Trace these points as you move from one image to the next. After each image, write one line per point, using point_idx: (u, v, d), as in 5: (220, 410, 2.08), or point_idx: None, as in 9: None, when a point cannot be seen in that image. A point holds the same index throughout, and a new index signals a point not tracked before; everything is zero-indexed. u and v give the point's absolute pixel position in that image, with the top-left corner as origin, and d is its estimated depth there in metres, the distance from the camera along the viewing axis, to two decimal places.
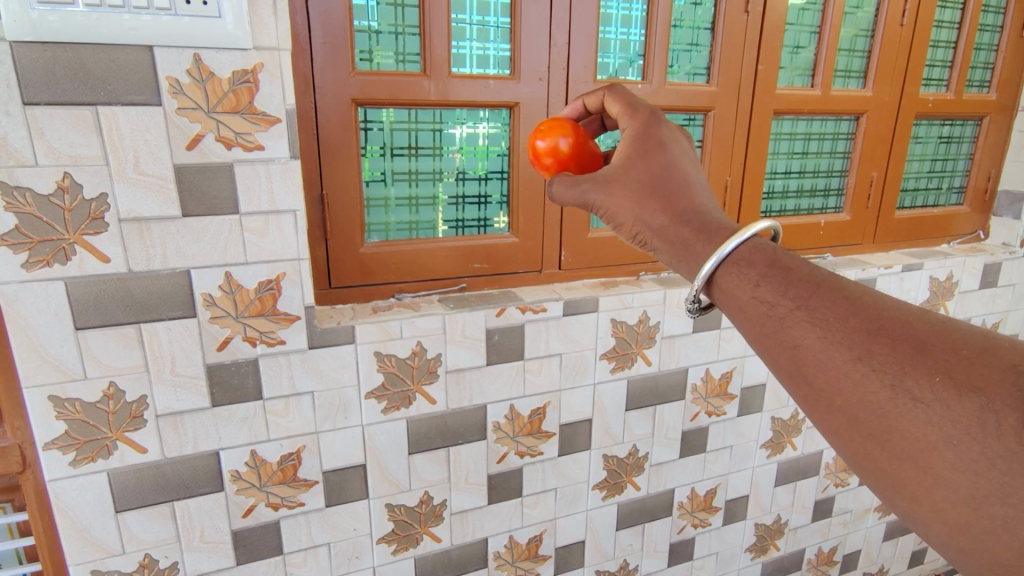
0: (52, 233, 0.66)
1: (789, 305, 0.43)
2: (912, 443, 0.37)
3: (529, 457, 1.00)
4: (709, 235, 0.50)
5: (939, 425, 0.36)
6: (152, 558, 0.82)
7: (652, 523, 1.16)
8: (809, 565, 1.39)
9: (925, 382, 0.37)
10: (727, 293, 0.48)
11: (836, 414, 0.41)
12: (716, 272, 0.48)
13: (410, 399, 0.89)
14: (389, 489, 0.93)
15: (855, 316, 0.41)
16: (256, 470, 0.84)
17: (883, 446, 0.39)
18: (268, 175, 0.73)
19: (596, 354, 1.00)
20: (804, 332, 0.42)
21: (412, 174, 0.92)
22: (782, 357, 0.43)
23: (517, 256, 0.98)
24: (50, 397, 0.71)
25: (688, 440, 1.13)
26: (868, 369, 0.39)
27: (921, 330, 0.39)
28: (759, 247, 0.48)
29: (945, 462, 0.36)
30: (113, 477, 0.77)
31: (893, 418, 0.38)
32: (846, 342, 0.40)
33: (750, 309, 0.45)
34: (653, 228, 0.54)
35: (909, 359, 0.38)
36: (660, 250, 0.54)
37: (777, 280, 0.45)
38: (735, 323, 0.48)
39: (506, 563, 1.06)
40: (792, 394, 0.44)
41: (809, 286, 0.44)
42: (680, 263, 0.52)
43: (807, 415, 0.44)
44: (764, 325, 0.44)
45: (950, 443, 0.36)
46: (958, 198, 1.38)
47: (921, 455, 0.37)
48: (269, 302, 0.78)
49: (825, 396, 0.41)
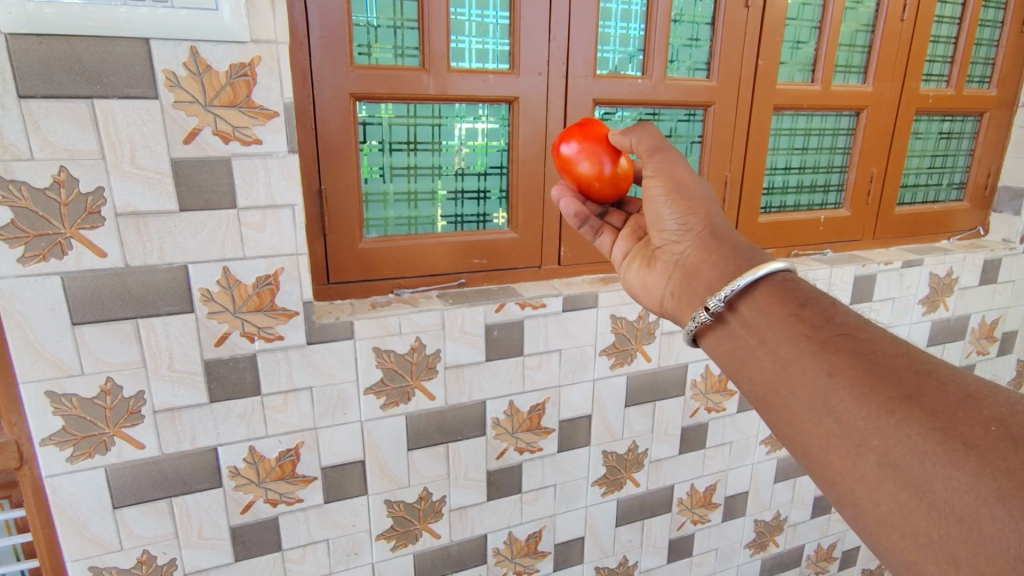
0: (48, 227, 0.66)
1: (831, 332, 0.44)
2: (953, 495, 0.34)
3: (529, 453, 1.00)
4: None
5: (990, 478, 0.34)
6: (151, 554, 0.81)
7: (651, 519, 1.15)
8: (809, 561, 1.39)
9: (979, 430, 0.35)
10: (757, 312, 0.48)
11: (865, 457, 0.39)
12: (752, 288, 0.50)
13: (409, 394, 0.89)
14: (389, 485, 0.92)
15: (903, 357, 0.41)
16: (255, 466, 0.83)
17: (920, 497, 0.36)
18: (266, 169, 0.73)
19: (596, 350, 0.99)
20: (844, 358, 0.42)
21: (412, 169, 0.91)
22: (809, 385, 0.43)
23: (518, 252, 0.98)
24: (48, 393, 0.71)
25: (688, 435, 1.13)
26: (915, 405, 0.38)
27: (969, 381, 0.39)
28: (799, 282, 0.50)
29: (994, 520, 0.33)
30: (111, 472, 0.76)
31: (934, 467, 0.35)
32: (895, 378, 0.39)
33: (787, 326, 0.46)
34: (700, 226, 0.58)
35: (959, 404, 0.37)
36: (690, 252, 0.58)
37: (820, 309, 0.46)
38: (759, 344, 0.47)
39: (507, 559, 1.05)
40: (809, 434, 0.42)
41: (851, 322, 0.45)
42: (710, 263, 0.55)
43: (819, 460, 0.42)
44: (798, 347, 0.44)
45: (1002, 498, 0.33)
46: (959, 194, 1.38)
47: (967, 510, 0.34)
48: (268, 297, 0.77)
49: (858, 434, 0.39)
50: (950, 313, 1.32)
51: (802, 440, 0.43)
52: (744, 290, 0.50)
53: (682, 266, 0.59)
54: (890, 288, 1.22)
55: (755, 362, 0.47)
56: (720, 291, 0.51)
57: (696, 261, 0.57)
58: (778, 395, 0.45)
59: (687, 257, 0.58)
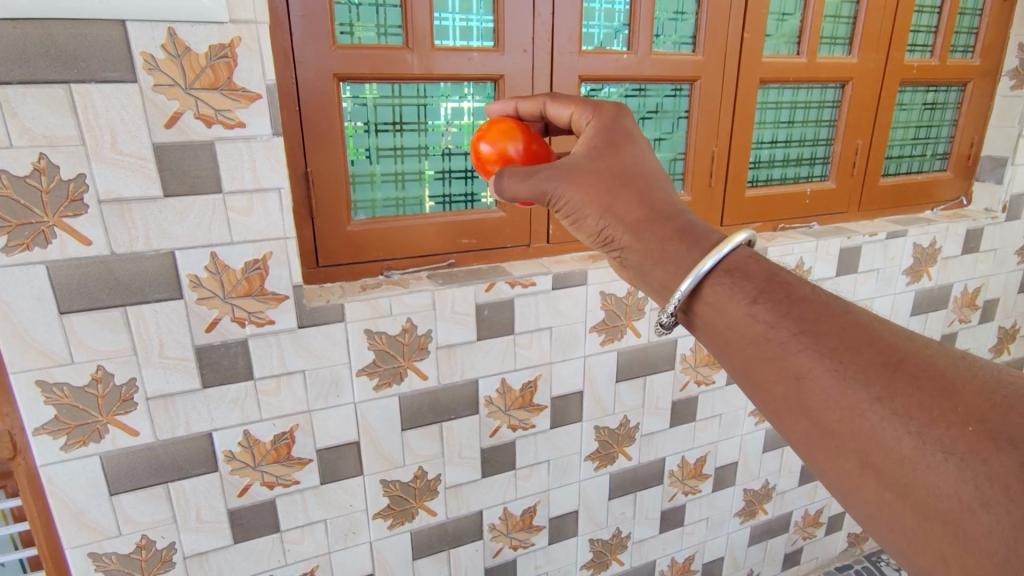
0: (30, 216, 0.65)
1: (793, 330, 0.43)
2: (936, 497, 0.36)
3: (522, 430, 1.01)
4: (695, 244, 0.51)
5: (971, 481, 0.34)
6: (150, 539, 0.82)
7: (643, 491, 1.18)
8: (797, 527, 1.42)
9: (956, 431, 0.36)
10: (716, 312, 0.48)
11: (846, 457, 0.40)
12: (705, 287, 0.49)
13: (401, 375, 0.89)
14: (384, 465, 0.93)
15: (870, 349, 0.41)
16: (250, 449, 0.84)
17: (904, 499, 0.37)
18: (250, 152, 0.72)
19: (586, 326, 1.00)
20: (809, 359, 0.42)
21: (398, 150, 0.91)
22: (782, 387, 0.43)
23: (506, 230, 0.98)
24: (38, 382, 0.71)
25: (679, 408, 1.15)
26: (890, 406, 0.38)
27: (942, 368, 0.39)
28: (754, 264, 0.48)
29: (978, 524, 0.34)
30: (106, 459, 0.77)
31: (915, 470, 0.36)
32: (863, 378, 0.39)
33: (746, 328, 0.46)
34: (626, 223, 0.55)
35: (933, 402, 0.37)
36: (630, 253, 0.55)
37: (777, 298, 0.45)
38: (727, 345, 0.47)
39: (502, 534, 1.07)
40: (791, 430, 0.43)
41: (811, 310, 0.44)
42: (654, 263, 0.53)
43: (806, 455, 0.43)
44: (763, 350, 0.44)
45: (986, 504, 0.34)
46: (942, 164, 1.39)
47: (950, 513, 0.35)
48: (257, 282, 0.77)
49: (837, 436, 0.40)
50: (934, 283, 1.34)
51: (786, 435, 0.44)
52: (696, 290, 0.49)
53: (631, 268, 0.56)
54: (874, 259, 1.24)
55: (728, 361, 0.48)
56: (675, 296, 0.50)
57: (641, 261, 0.54)
58: (756, 396, 0.46)
59: (628, 258, 0.56)
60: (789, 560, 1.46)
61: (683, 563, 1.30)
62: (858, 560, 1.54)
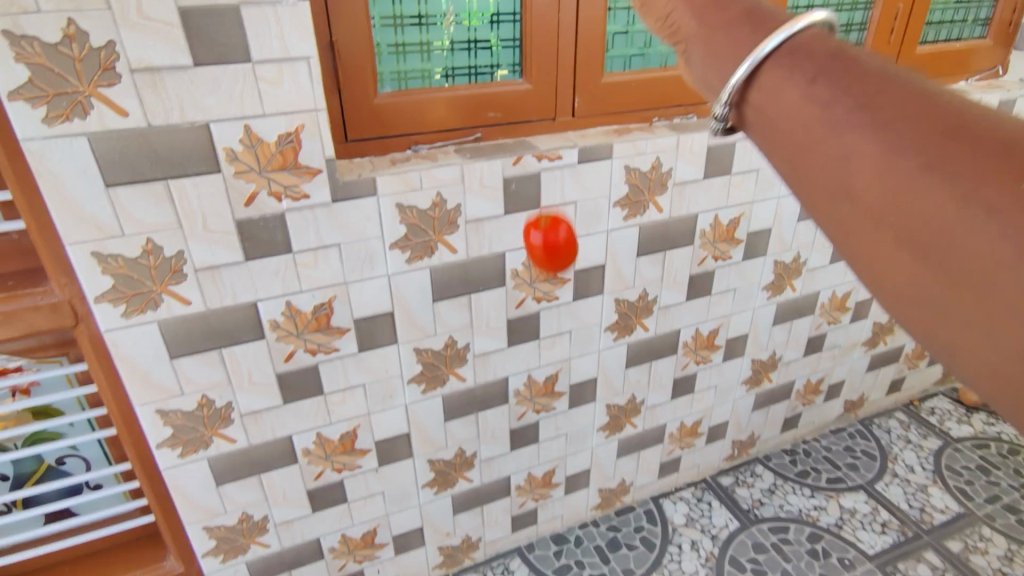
0: (66, 85, 0.66)
1: (844, 102, 0.44)
2: (959, 241, 0.38)
3: (546, 302, 1.06)
4: (757, 28, 0.51)
5: (992, 222, 0.36)
6: (210, 398, 0.90)
7: (658, 361, 1.24)
8: (798, 394, 1.52)
9: (984, 177, 0.37)
10: (770, 98, 0.49)
11: (878, 221, 0.42)
12: (761, 73, 0.50)
13: (432, 248, 0.93)
14: (416, 334, 0.99)
15: (914, 112, 0.41)
16: (292, 319, 0.89)
17: (928, 253, 0.40)
18: (277, 18, 0.71)
19: (610, 201, 1.02)
20: (852, 128, 0.43)
21: (422, 18, 0.89)
22: (826, 162, 0.45)
23: (532, 103, 0.97)
24: (94, 252, 0.75)
25: (696, 282, 1.19)
26: (930, 166, 0.39)
27: (1008, 129, 0.38)
28: (815, 43, 0.48)
29: (997, 261, 0.36)
30: (163, 326, 0.83)
31: (941, 220, 0.38)
32: (902, 140, 0.40)
33: (797, 108, 0.47)
34: (693, 9, 0.56)
35: (968, 154, 0.38)
36: (694, 47, 0.56)
37: (830, 75, 0.46)
38: (778, 129, 0.49)
39: (526, 399, 1.15)
40: (832, 210, 0.46)
41: (874, 85, 0.44)
42: (713, 57, 0.54)
43: (841, 233, 0.46)
44: (809, 128, 0.46)
45: (1003, 240, 0.36)
46: (982, 31, 1.33)
47: (971, 254, 0.37)
48: (291, 156, 0.79)
49: (871, 202, 0.42)
50: None
51: (824, 216, 0.47)
52: (751, 78, 0.50)
53: (695, 63, 0.57)
54: None
55: (779, 147, 0.50)
56: (729, 87, 0.51)
57: (704, 54, 0.55)
58: (802, 179, 0.48)
59: (694, 57, 0.57)
60: (788, 425, 1.57)
61: (691, 426, 1.40)
62: (852, 425, 1.65)
